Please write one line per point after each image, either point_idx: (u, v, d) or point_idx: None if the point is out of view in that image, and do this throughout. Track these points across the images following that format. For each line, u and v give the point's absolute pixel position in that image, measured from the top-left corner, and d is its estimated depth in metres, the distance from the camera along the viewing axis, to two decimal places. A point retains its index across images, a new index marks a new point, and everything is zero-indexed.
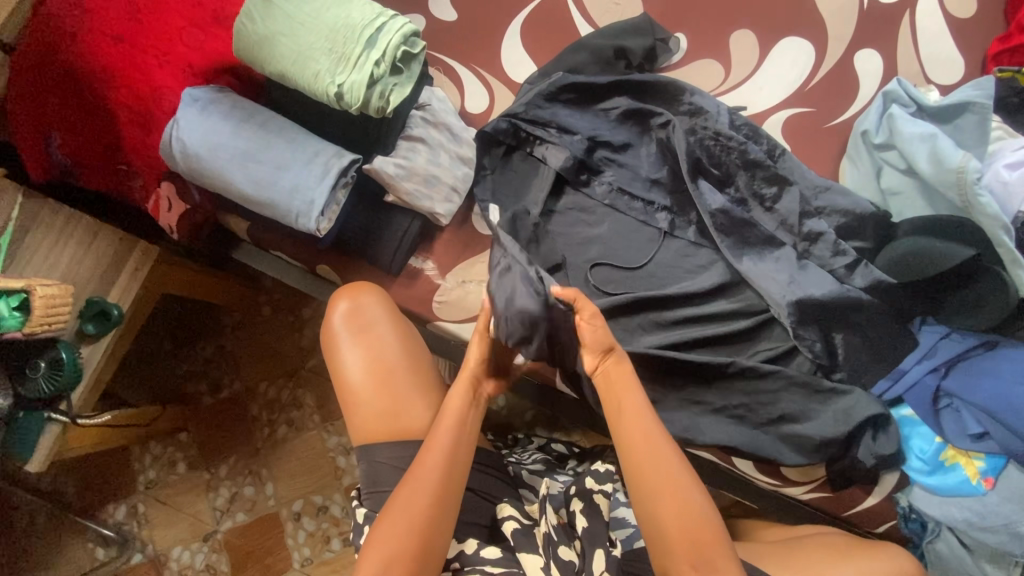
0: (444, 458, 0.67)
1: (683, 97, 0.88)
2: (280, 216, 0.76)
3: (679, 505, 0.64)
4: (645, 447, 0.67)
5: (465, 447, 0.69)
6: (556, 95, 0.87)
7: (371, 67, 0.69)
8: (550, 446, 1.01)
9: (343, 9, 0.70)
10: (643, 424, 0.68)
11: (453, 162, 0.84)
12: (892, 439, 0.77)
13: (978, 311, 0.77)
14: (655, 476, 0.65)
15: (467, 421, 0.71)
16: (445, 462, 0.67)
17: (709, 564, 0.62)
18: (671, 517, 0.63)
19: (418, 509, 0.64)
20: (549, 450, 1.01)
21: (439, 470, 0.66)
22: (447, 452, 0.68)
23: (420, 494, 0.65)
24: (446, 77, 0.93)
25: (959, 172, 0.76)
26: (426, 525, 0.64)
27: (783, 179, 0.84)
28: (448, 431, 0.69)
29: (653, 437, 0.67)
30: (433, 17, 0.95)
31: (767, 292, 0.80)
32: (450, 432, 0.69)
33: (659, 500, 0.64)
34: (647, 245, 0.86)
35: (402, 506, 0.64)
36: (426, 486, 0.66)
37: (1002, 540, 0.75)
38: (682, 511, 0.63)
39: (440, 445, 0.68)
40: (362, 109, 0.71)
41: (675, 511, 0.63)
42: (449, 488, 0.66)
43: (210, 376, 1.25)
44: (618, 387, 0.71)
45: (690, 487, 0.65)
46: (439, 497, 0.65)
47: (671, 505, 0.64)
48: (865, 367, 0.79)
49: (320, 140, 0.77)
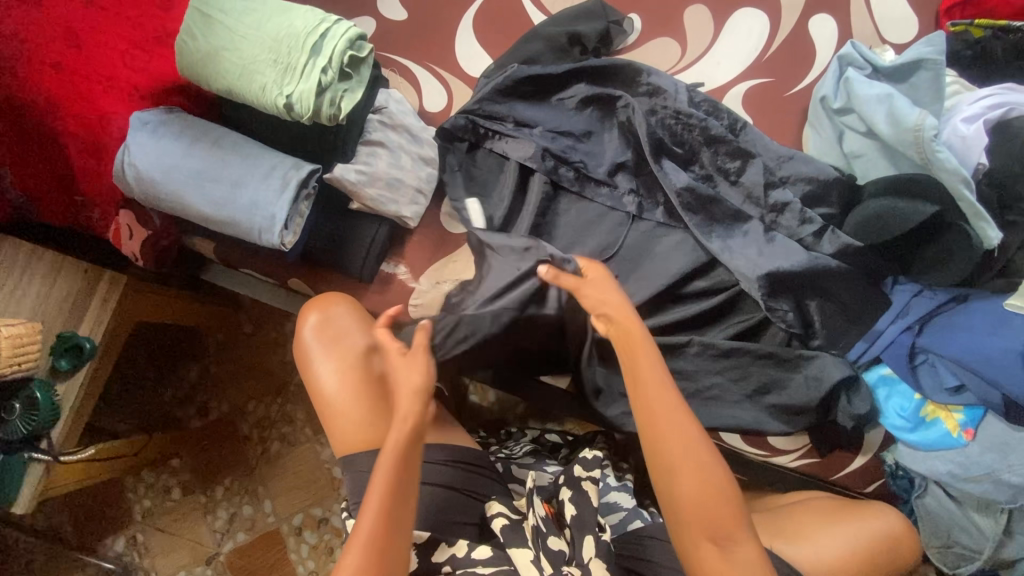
0: (393, 499, 0.60)
1: (640, 79, 0.87)
2: (243, 234, 0.76)
3: (696, 474, 0.63)
4: (664, 413, 0.65)
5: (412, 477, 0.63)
6: (512, 88, 0.87)
7: (318, 74, 0.67)
8: (544, 438, 1.00)
9: (285, 18, 0.69)
10: (662, 388, 0.65)
11: (416, 164, 0.84)
12: (866, 398, 0.77)
13: (946, 266, 0.78)
14: (679, 451, 0.63)
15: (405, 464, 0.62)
16: (389, 503, 0.60)
17: (725, 534, 0.62)
18: (686, 486, 0.63)
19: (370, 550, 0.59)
20: (543, 442, 1.00)
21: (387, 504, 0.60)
22: (392, 489, 0.61)
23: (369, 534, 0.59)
24: (402, 77, 0.92)
25: (918, 130, 0.76)
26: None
27: (746, 152, 0.84)
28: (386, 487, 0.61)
29: (669, 402, 0.65)
30: (382, 17, 0.94)
31: (739, 268, 0.81)
32: (393, 471, 0.61)
33: (676, 470, 0.63)
34: (617, 230, 0.86)
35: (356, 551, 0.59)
36: (375, 534, 0.59)
37: (987, 489, 0.76)
38: (698, 480, 0.62)
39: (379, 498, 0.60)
40: (314, 119, 0.69)
41: (693, 478, 0.63)
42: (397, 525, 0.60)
43: (197, 400, 1.24)
44: (636, 355, 0.67)
45: (706, 454, 0.63)
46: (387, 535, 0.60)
47: (690, 475, 0.63)
48: (841, 332, 0.80)
49: (275, 153, 0.76)
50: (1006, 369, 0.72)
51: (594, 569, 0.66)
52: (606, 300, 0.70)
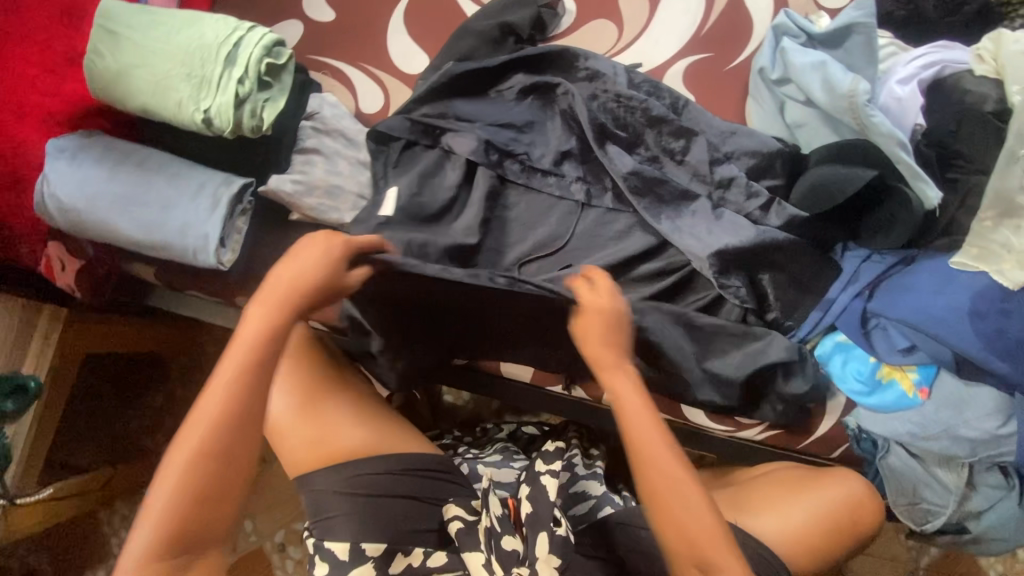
0: (223, 424, 0.56)
1: (578, 64, 0.86)
2: (178, 256, 0.73)
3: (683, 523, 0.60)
4: (652, 451, 0.63)
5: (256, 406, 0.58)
6: (448, 84, 0.84)
7: (235, 86, 0.65)
8: (520, 431, 0.99)
9: (195, 29, 0.66)
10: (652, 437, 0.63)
11: (353, 168, 0.82)
12: (808, 376, 0.78)
13: (892, 229, 0.78)
14: (669, 493, 0.61)
15: (251, 374, 0.58)
16: (224, 418, 0.56)
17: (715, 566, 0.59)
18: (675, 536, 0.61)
19: (197, 453, 0.55)
20: (519, 436, 0.99)
21: (222, 412, 0.56)
22: (226, 405, 0.57)
23: (198, 434, 0.56)
24: (335, 80, 0.89)
25: (852, 96, 0.76)
26: (194, 495, 0.55)
27: (689, 131, 0.83)
28: (227, 389, 0.57)
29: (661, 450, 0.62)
30: (310, 19, 0.91)
31: (689, 248, 0.79)
32: (229, 391, 0.57)
33: (669, 511, 0.61)
34: (567, 220, 0.84)
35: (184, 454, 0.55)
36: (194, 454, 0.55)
37: (946, 445, 0.76)
38: (687, 529, 0.60)
39: (224, 398, 0.57)
40: (236, 131, 0.67)
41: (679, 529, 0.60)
42: (230, 436, 0.56)
43: (166, 426, 1.21)
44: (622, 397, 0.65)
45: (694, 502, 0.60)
46: (220, 442, 0.56)
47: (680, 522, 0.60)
48: (795, 303, 0.80)
49: (204, 170, 0.74)
50: (953, 327, 0.73)
51: (540, 569, 0.66)
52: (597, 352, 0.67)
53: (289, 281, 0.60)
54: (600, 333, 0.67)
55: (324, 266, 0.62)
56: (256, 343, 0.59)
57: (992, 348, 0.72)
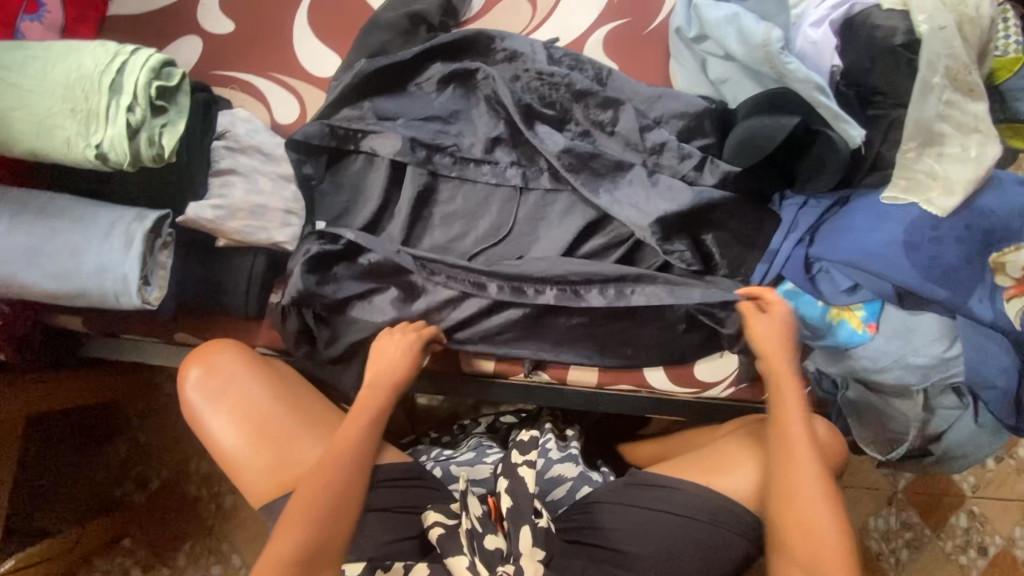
0: (325, 501, 0.67)
1: (495, 46, 0.84)
2: (100, 303, 0.70)
3: (809, 531, 0.66)
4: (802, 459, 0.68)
5: (351, 494, 0.68)
6: (364, 83, 0.82)
7: (124, 115, 0.61)
8: (498, 422, 0.99)
9: (74, 60, 0.62)
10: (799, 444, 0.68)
11: (275, 184, 0.79)
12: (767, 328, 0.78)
13: (823, 173, 0.78)
14: (804, 506, 0.67)
15: (370, 439, 0.72)
16: (345, 475, 0.69)
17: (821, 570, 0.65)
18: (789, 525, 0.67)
19: (323, 502, 0.67)
20: (498, 426, 0.99)
21: (347, 470, 0.69)
22: (342, 461, 0.69)
23: (328, 482, 0.68)
24: (245, 94, 0.85)
25: (765, 46, 0.76)
26: (320, 533, 0.66)
27: (615, 101, 0.81)
28: (348, 454, 0.70)
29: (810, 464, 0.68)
30: (209, 34, 0.86)
31: (630, 219, 0.78)
32: (334, 468, 0.69)
33: (787, 523, 0.67)
34: (507, 206, 0.82)
35: (314, 506, 0.66)
36: (292, 534, 0.65)
37: (899, 375, 0.78)
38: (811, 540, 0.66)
39: (347, 455, 0.70)
40: (137, 163, 0.63)
41: (806, 531, 0.66)
42: (351, 488, 0.68)
43: (134, 473, 1.17)
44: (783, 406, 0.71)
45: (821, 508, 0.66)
46: (343, 489, 0.68)
47: (799, 519, 0.67)
48: (741, 258, 0.81)
49: (114, 208, 0.70)
50: (891, 261, 0.73)
51: (524, 564, 0.66)
52: (770, 350, 0.72)
53: (392, 371, 0.74)
54: (776, 342, 0.72)
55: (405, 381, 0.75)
56: (370, 420, 0.73)
57: (928, 276, 0.73)
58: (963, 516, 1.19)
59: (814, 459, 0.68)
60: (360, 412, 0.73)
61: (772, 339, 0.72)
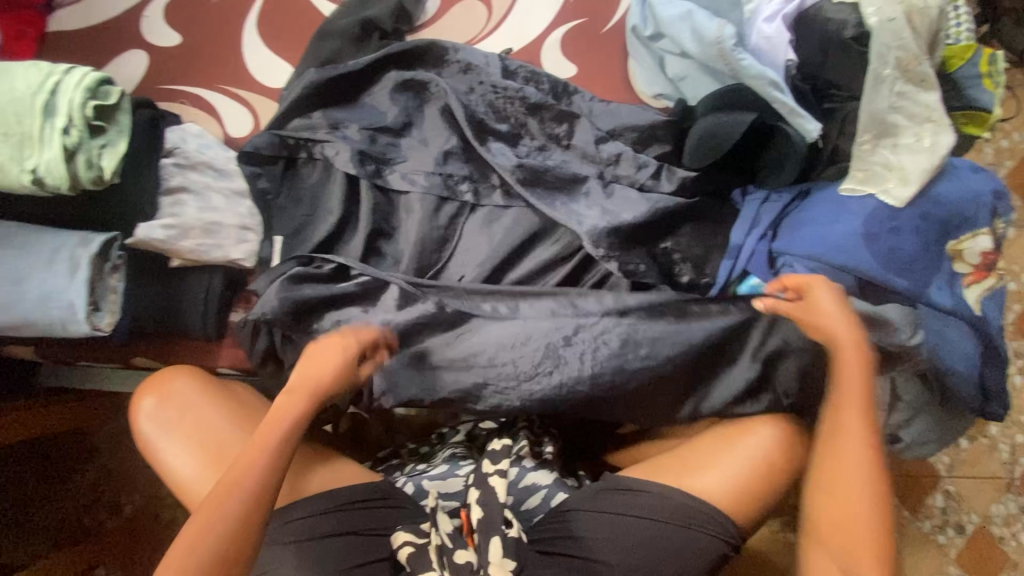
0: (225, 514, 0.62)
1: (449, 57, 0.83)
2: (47, 331, 0.68)
3: (839, 519, 0.69)
4: (849, 449, 0.70)
5: (254, 511, 0.63)
6: (319, 93, 0.81)
7: (60, 138, 0.58)
8: (476, 430, 0.89)
9: (4, 81, 0.60)
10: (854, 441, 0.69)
11: (229, 201, 0.77)
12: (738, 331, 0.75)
13: (782, 168, 0.79)
14: (840, 496, 0.69)
15: (282, 448, 0.67)
16: (246, 486, 0.64)
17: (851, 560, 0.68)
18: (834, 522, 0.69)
19: (221, 516, 0.62)
20: (477, 434, 0.88)
21: (251, 480, 0.64)
22: (247, 471, 0.64)
23: (230, 494, 0.63)
24: (195, 107, 0.83)
25: (718, 43, 0.77)
26: (218, 548, 0.61)
27: (570, 114, 0.82)
28: (250, 463, 0.65)
29: (857, 457, 0.69)
30: (154, 46, 0.84)
31: (581, 232, 0.76)
32: (238, 478, 0.64)
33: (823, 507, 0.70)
34: (452, 220, 0.80)
35: (212, 520, 0.62)
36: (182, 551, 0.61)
37: None
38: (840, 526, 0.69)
39: (253, 465, 0.65)
40: (76, 186, 0.61)
41: (840, 517, 0.69)
42: (251, 500, 0.63)
43: (105, 498, 1.13)
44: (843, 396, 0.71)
45: (864, 509, 0.68)
46: (244, 500, 0.63)
47: (834, 512, 0.70)
48: (704, 258, 0.79)
49: (58, 233, 0.68)
50: (853, 254, 0.73)
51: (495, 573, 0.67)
52: (831, 339, 0.71)
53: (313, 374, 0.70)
54: (841, 334, 0.70)
55: (329, 381, 0.70)
56: (284, 427, 0.68)
57: (888, 267, 0.73)
58: (939, 496, 1.20)
59: (864, 451, 0.69)
60: (277, 422, 0.68)
61: (839, 323, 0.71)
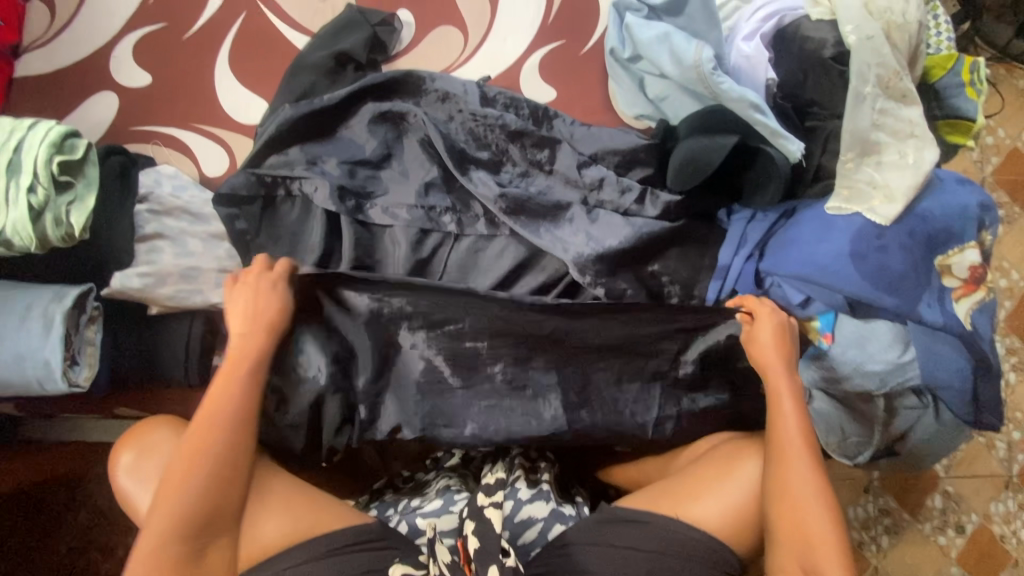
0: (200, 470, 0.64)
1: (426, 86, 0.82)
2: (24, 389, 0.67)
3: (790, 522, 0.64)
4: (795, 453, 0.67)
5: (229, 460, 0.66)
6: (293, 130, 0.79)
7: (25, 198, 0.57)
8: (471, 454, 0.92)
9: None
10: (796, 446, 0.67)
11: (207, 244, 0.76)
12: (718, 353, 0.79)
13: (765, 189, 0.78)
14: (791, 502, 0.65)
15: (242, 394, 0.68)
16: (217, 436, 0.66)
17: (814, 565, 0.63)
18: (784, 518, 0.65)
19: (201, 469, 0.64)
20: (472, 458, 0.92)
21: (221, 432, 0.66)
22: (216, 426, 0.66)
23: (203, 446, 0.65)
24: (168, 148, 0.81)
25: (697, 67, 0.76)
26: (204, 502, 0.64)
27: (551, 140, 0.81)
28: (213, 418, 0.66)
29: (805, 466, 0.66)
30: (124, 87, 0.82)
31: (568, 260, 0.76)
32: (210, 431, 0.65)
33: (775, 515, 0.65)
34: (439, 251, 0.79)
35: (191, 476, 0.64)
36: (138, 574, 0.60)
37: (859, 383, 0.77)
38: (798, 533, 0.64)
39: (219, 414, 0.67)
40: (46, 245, 0.60)
41: (790, 519, 0.64)
42: (230, 451, 0.66)
43: (97, 542, 1.11)
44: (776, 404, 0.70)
45: (817, 509, 0.64)
46: (220, 452, 0.65)
47: (791, 520, 0.64)
48: (693, 278, 0.80)
49: (31, 288, 0.67)
50: (842, 274, 0.72)
51: None
52: (762, 355, 0.72)
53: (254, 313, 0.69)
54: (768, 347, 0.72)
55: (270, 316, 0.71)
56: (240, 370, 0.68)
57: (879, 286, 0.72)
58: (938, 497, 1.20)
59: (806, 455, 0.66)
60: (203, 424, 0.66)
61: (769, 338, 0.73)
